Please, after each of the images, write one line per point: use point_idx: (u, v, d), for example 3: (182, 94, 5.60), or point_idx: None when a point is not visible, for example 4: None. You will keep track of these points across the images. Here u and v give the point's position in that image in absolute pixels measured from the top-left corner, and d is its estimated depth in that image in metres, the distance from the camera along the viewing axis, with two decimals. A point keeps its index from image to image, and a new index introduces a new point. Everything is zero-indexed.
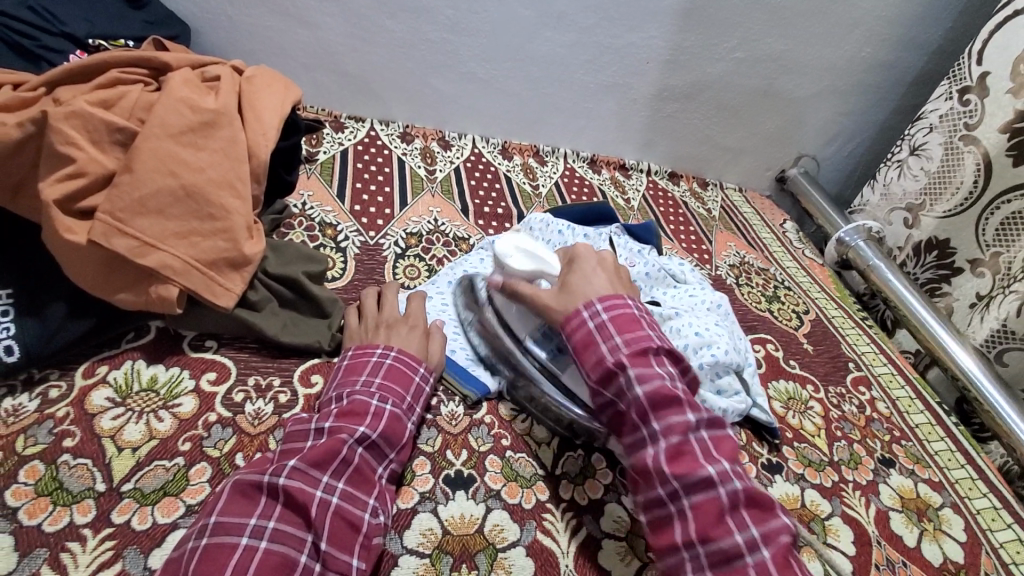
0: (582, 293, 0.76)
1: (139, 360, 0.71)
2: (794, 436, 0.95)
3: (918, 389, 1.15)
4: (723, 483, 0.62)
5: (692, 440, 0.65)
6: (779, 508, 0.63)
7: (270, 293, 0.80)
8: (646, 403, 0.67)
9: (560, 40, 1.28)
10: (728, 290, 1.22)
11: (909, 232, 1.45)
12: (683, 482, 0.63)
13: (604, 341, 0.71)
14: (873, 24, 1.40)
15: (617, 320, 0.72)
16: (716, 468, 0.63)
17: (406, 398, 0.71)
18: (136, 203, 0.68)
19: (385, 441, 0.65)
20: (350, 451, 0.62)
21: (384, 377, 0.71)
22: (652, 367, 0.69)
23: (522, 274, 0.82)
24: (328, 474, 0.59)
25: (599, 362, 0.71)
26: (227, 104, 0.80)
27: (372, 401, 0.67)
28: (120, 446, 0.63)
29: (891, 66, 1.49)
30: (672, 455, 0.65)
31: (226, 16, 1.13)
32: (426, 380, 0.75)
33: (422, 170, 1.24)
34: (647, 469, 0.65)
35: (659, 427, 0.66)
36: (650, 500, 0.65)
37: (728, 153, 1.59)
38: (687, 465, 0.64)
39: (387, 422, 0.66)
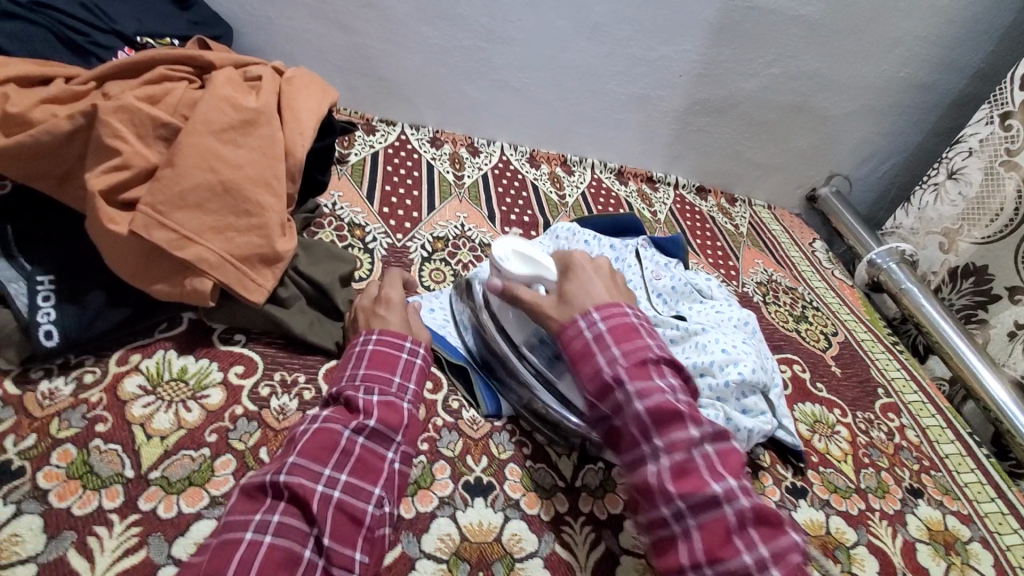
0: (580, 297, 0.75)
1: (170, 350, 0.72)
2: (820, 460, 0.93)
3: (949, 418, 1.11)
4: (729, 501, 0.61)
5: (697, 457, 0.64)
6: (789, 525, 0.62)
7: (298, 291, 0.81)
8: (647, 419, 0.65)
9: (593, 51, 1.28)
10: (755, 308, 1.20)
11: (945, 257, 1.41)
12: (687, 502, 0.61)
13: (602, 353, 0.70)
14: (913, 44, 1.37)
15: (611, 331, 0.71)
16: (722, 484, 0.62)
17: (394, 380, 0.68)
18: (176, 197, 0.69)
19: (383, 425, 0.63)
20: (348, 443, 0.61)
21: (369, 364, 0.68)
22: (651, 379, 0.68)
23: (521, 279, 0.80)
24: (329, 467, 0.58)
25: (597, 374, 0.70)
26: (267, 104, 0.81)
27: (359, 392, 0.65)
28: (149, 435, 0.64)
29: (930, 88, 1.46)
30: (676, 472, 0.63)
31: (267, 19, 1.16)
32: (415, 355, 0.72)
33: (450, 176, 1.25)
34: (649, 487, 0.64)
35: (660, 443, 0.65)
36: (653, 520, 0.64)
37: (757, 169, 1.57)
38: (692, 483, 0.62)
39: (379, 407, 0.64)
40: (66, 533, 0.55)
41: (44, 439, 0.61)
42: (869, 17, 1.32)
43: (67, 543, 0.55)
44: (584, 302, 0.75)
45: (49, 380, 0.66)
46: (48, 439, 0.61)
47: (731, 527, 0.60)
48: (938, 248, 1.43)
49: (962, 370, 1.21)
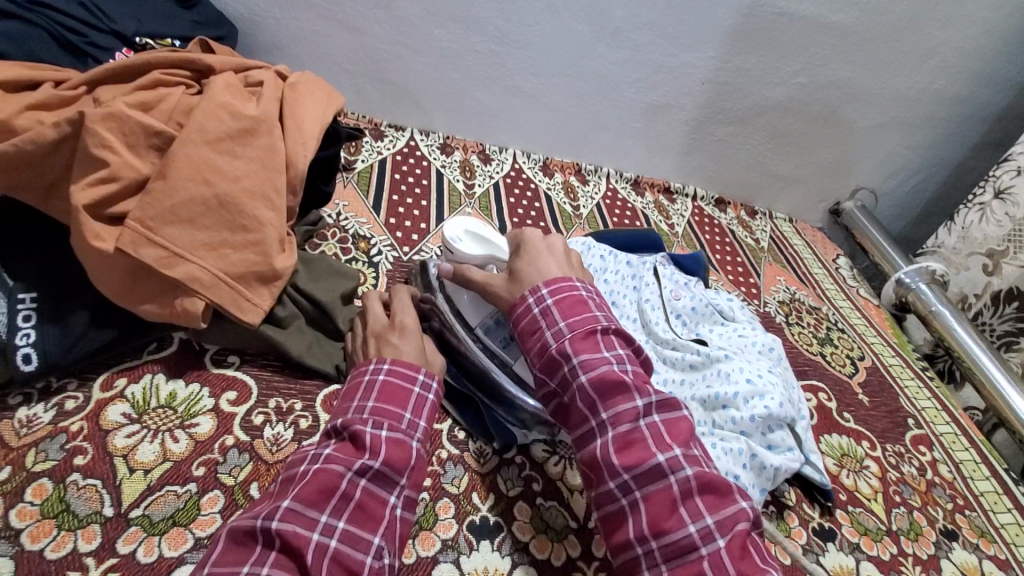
0: (531, 279, 0.70)
1: (159, 374, 0.68)
2: (849, 499, 0.87)
3: (984, 452, 1.05)
4: (673, 471, 0.56)
5: (642, 427, 0.59)
6: (737, 492, 0.57)
7: (297, 309, 0.77)
8: (590, 391, 0.61)
9: (612, 57, 1.23)
10: (778, 329, 1.14)
11: (989, 278, 1.32)
12: (633, 474, 0.57)
13: (549, 328, 0.65)
14: (949, 54, 1.31)
15: (564, 304, 0.66)
16: (666, 455, 0.57)
17: (405, 416, 0.62)
18: (167, 211, 0.65)
19: (388, 467, 0.57)
20: (349, 485, 0.55)
21: (378, 397, 0.63)
22: (597, 351, 0.63)
23: (472, 258, 0.77)
24: (327, 513, 0.53)
25: (542, 347, 0.65)
26: (269, 112, 0.77)
27: (367, 426, 0.59)
28: (132, 468, 0.60)
29: (965, 100, 1.40)
30: (621, 445, 0.59)
31: (274, 19, 1.12)
32: (429, 389, 0.67)
33: (460, 185, 1.20)
34: (596, 462, 0.59)
35: (608, 414, 0.60)
36: (601, 495, 0.59)
37: (780, 181, 1.51)
38: (637, 454, 0.58)
39: (386, 446, 0.58)
40: None
41: (19, 472, 0.57)
42: (904, 25, 1.25)
43: None
44: (533, 281, 0.70)
45: (29, 405, 0.62)
46: (22, 472, 0.57)
47: (676, 496, 0.55)
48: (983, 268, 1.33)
49: (996, 400, 1.14)
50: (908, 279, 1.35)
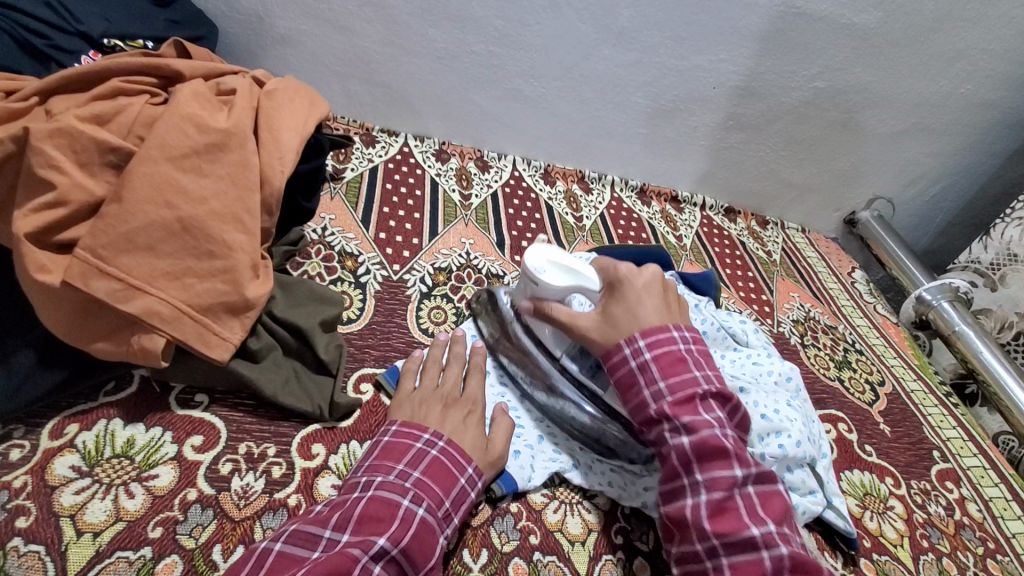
0: (629, 320, 0.69)
1: (114, 420, 0.61)
2: (873, 545, 0.80)
3: (1015, 488, 0.98)
4: (768, 548, 0.55)
5: (737, 496, 0.59)
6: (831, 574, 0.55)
7: (273, 340, 0.70)
8: (690, 455, 0.60)
9: (619, 59, 1.15)
10: (793, 352, 1.07)
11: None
12: (723, 542, 0.57)
13: (647, 380, 0.65)
14: (978, 57, 1.23)
15: (667, 357, 0.65)
16: (762, 530, 0.56)
17: (443, 505, 0.59)
18: (122, 238, 0.58)
19: (407, 557, 0.53)
20: (362, 572, 0.50)
21: (423, 472, 0.61)
22: (699, 414, 0.62)
23: (556, 293, 0.74)
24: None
25: (640, 403, 0.65)
26: (241, 122, 0.70)
27: (402, 500, 0.57)
28: (80, 530, 0.53)
29: (992, 105, 1.32)
30: (714, 510, 0.58)
31: (258, 18, 1.04)
32: (472, 485, 0.63)
33: (455, 195, 1.13)
34: (685, 522, 0.59)
35: (701, 474, 0.60)
36: (684, 554, 0.59)
37: (793, 190, 1.43)
38: (730, 524, 0.57)
39: (415, 532, 0.55)
40: None
41: None
42: (931, 26, 1.17)
43: None
44: (631, 329, 0.68)
45: None
46: None
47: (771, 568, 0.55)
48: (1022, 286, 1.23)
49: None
50: (929, 296, 1.28)
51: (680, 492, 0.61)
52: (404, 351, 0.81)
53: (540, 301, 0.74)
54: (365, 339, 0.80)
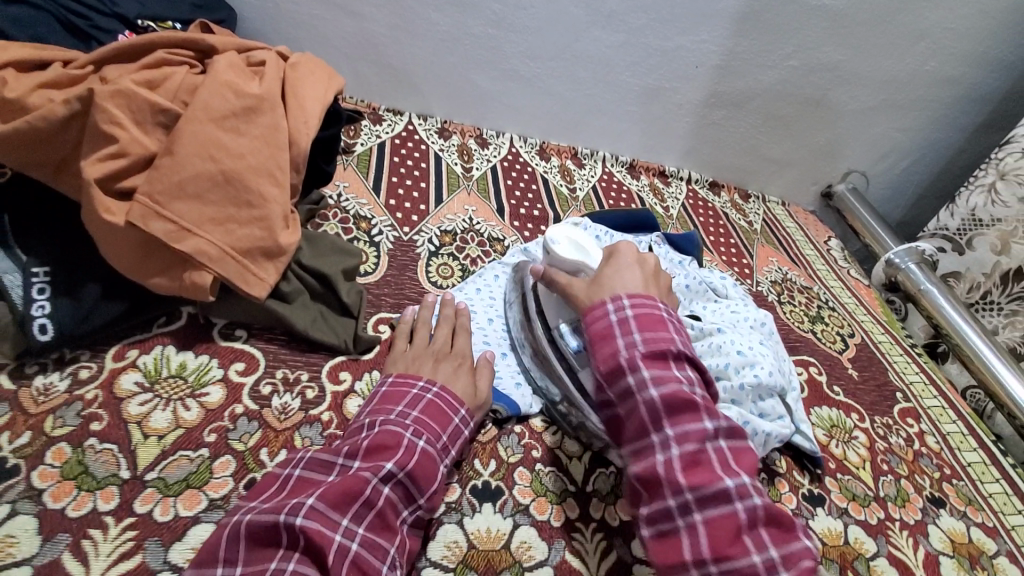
0: (613, 285, 0.74)
1: (168, 346, 0.70)
2: (838, 467, 0.90)
3: (972, 425, 1.08)
4: (741, 498, 0.58)
5: (710, 449, 0.61)
6: (800, 529, 0.60)
7: (301, 285, 0.79)
8: (659, 407, 0.63)
9: (607, 40, 1.24)
10: (770, 308, 1.17)
11: (998, 257, 1.31)
12: (696, 495, 0.58)
13: (623, 335, 0.68)
14: (939, 36, 1.33)
15: (642, 317, 0.69)
16: (733, 481, 0.59)
17: (442, 438, 0.65)
18: (175, 186, 0.66)
19: (412, 480, 0.60)
20: (373, 492, 0.57)
21: (422, 411, 0.66)
22: (670, 371, 0.65)
23: (565, 263, 0.81)
24: (348, 517, 0.55)
25: (611, 358, 0.67)
26: (271, 90, 0.78)
27: (405, 434, 0.62)
28: (146, 433, 0.62)
29: (956, 82, 1.42)
30: (687, 464, 0.60)
31: (272, 3, 1.13)
32: (465, 423, 0.69)
33: (458, 168, 1.21)
34: (657, 478, 0.60)
35: (674, 428, 0.62)
36: (656, 513, 0.60)
37: (773, 165, 1.53)
38: (702, 476, 0.59)
39: (419, 461, 0.61)
40: (61, 536, 0.53)
41: (39, 437, 0.59)
42: (895, 8, 1.27)
43: (61, 546, 0.53)
44: (614, 289, 0.73)
45: (44, 374, 0.64)
46: (42, 437, 0.59)
47: (741, 522, 0.57)
48: (989, 248, 1.32)
49: (985, 377, 1.17)
50: (899, 259, 1.38)
51: (648, 448, 0.63)
52: (416, 299, 0.89)
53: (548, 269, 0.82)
54: (380, 288, 0.89)
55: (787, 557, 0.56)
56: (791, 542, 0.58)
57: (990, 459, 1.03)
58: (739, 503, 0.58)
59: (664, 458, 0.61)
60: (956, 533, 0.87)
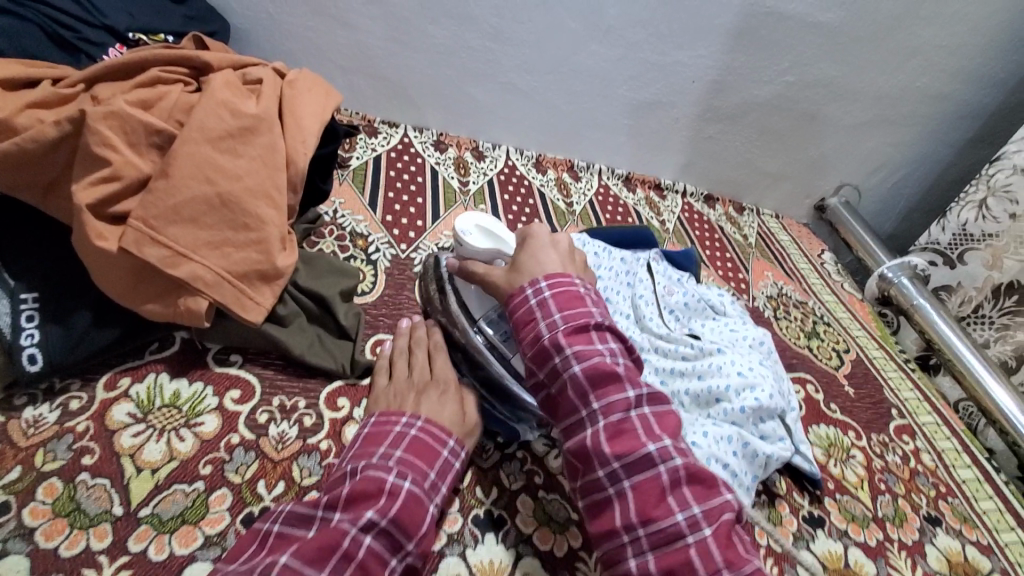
0: (531, 271, 0.74)
1: (162, 373, 0.68)
2: (836, 487, 0.90)
3: (966, 441, 1.09)
4: (663, 461, 0.59)
5: (633, 418, 0.62)
6: (723, 487, 0.61)
7: (298, 307, 0.77)
8: (585, 383, 0.63)
9: (605, 55, 1.24)
10: (767, 324, 1.17)
11: (990, 272, 1.31)
12: (623, 464, 0.60)
13: (544, 317, 0.69)
14: (931, 53, 1.34)
15: (565, 296, 0.70)
16: (658, 448, 0.60)
17: (429, 476, 0.62)
18: (170, 210, 0.65)
19: (397, 527, 0.56)
20: (351, 544, 0.53)
21: (407, 449, 0.63)
22: (593, 345, 0.66)
23: (477, 252, 0.81)
24: (325, 574, 0.50)
25: (538, 340, 0.68)
26: (268, 109, 0.77)
27: (388, 477, 0.58)
28: (139, 467, 0.60)
29: (947, 97, 1.44)
30: (612, 434, 0.61)
31: (266, 15, 1.11)
32: (455, 456, 0.66)
33: (454, 182, 1.20)
34: (586, 451, 0.62)
35: (600, 400, 0.63)
36: (588, 484, 0.62)
37: (767, 178, 1.54)
38: (628, 445, 0.60)
39: (402, 506, 0.57)
40: None
41: (28, 473, 0.57)
42: (888, 26, 1.28)
43: None
44: (534, 273, 0.74)
45: (33, 405, 0.62)
46: (32, 472, 0.57)
47: (665, 483, 0.59)
48: (982, 262, 1.33)
49: (978, 393, 1.18)
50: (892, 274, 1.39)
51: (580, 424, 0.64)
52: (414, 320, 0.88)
53: (463, 261, 0.82)
54: (378, 309, 0.87)
55: (709, 512, 0.58)
56: (713, 497, 0.59)
57: (983, 474, 1.04)
58: (661, 463, 0.59)
59: (594, 435, 0.62)
60: (953, 553, 0.87)
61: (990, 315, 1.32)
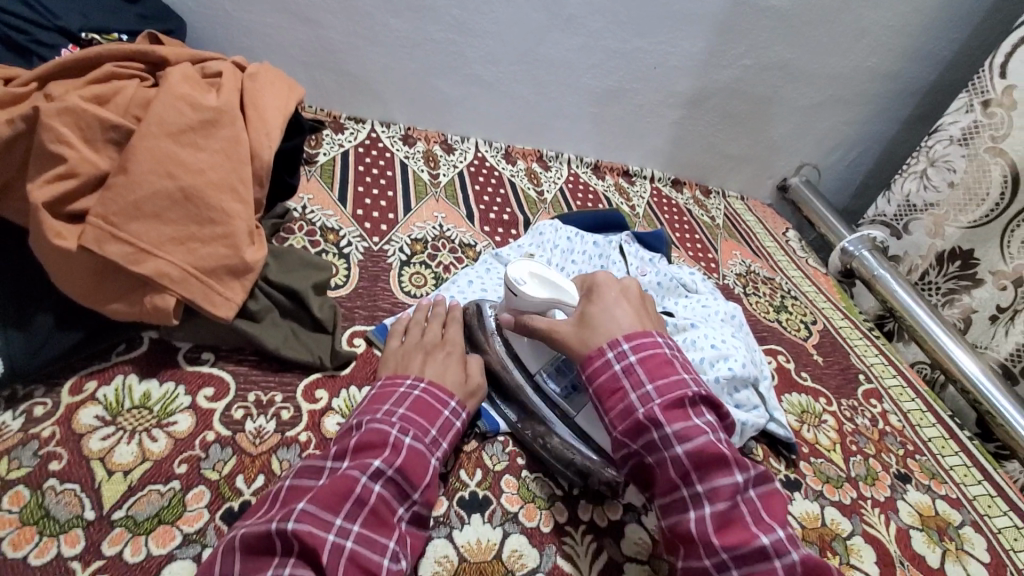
0: (606, 326, 0.68)
1: (130, 375, 0.66)
2: (810, 451, 0.93)
3: (930, 402, 1.13)
4: (779, 554, 0.54)
5: (740, 503, 0.57)
6: (835, 571, 0.56)
7: (270, 302, 0.76)
8: (688, 464, 0.58)
9: (568, 43, 1.25)
10: (737, 300, 1.20)
11: (932, 241, 1.20)
12: (733, 556, 0.55)
13: (634, 385, 0.63)
14: (881, 32, 1.39)
15: (651, 360, 0.64)
16: (770, 537, 0.55)
17: (431, 432, 0.64)
18: (131, 206, 0.63)
19: (404, 477, 0.59)
20: (364, 490, 0.55)
21: (409, 407, 0.65)
22: (691, 420, 0.61)
23: (534, 304, 0.73)
24: (341, 516, 0.53)
25: (628, 411, 0.62)
26: (228, 102, 0.75)
27: (392, 432, 0.61)
28: (110, 469, 0.59)
29: (899, 76, 1.48)
30: (720, 523, 0.56)
31: (224, 12, 1.09)
32: (456, 416, 0.68)
33: (424, 174, 1.19)
34: (690, 536, 0.57)
35: (699, 475, 0.58)
36: (692, 572, 0.57)
37: (731, 161, 1.56)
38: (736, 534, 0.56)
39: (407, 457, 0.60)
40: None
41: None
42: (838, 8, 1.32)
43: None
44: (608, 330, 0.67)
45: None
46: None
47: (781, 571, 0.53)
48: (923, 231, 1.21)
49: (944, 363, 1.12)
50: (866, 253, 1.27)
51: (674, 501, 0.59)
52: (390, 311, 0.88)
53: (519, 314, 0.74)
54: (353, 301, 0.87)
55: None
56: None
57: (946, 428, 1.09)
58: (777, 550, 0.54)
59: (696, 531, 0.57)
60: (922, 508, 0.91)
61: (934, 282, 1.20)
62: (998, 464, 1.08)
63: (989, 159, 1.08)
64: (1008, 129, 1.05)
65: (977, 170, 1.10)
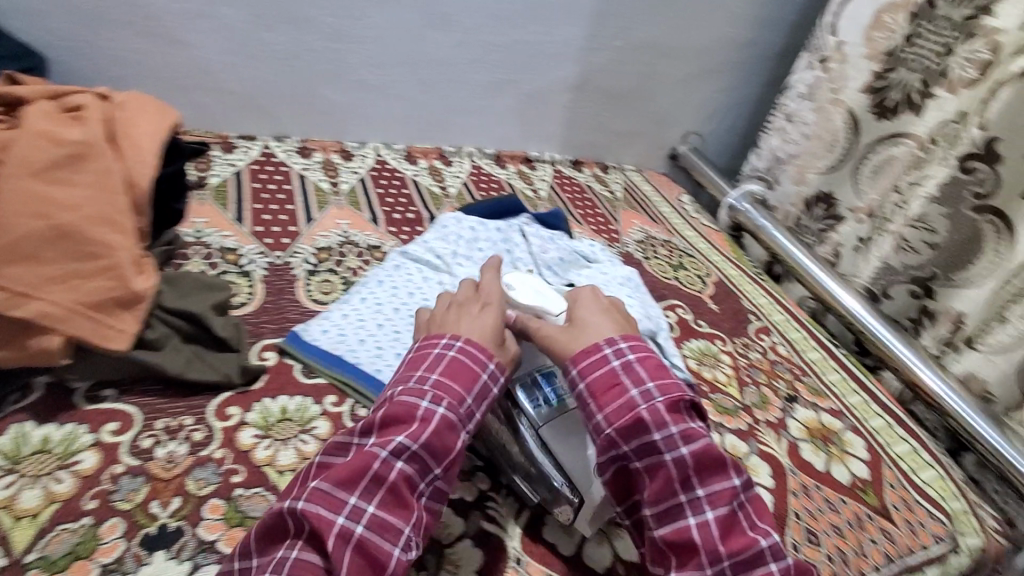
0: (584, 328, 0.72)
1: (27, 422, 0.66)
2: (710, 389, 1.02)
3: (811, 329, 1.28)
4: (774, 559, 0.62)
5: (737, 509, 0.63)
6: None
7: (170, 329, 0.75)
8: (693, 463, 0.63)
9: (449, 41, 1.26)
10: (638, 264, 1.28)
11: (798, 189, 1.34)
12: (734, 561, 0.61)
13: (634, 381, 0.66)
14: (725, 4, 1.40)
15: (640, 360, 0.68)
16: (768, 542, 0.62)
17: (467, 400, 0.64)
18: (5, 246, 0.63)
19: (426, 452, 0.60)
20: (382, 467, 0.58)
21: (443, 371, 0.65)
22: (691, 423, 0.65)
23: (527, 308, 0.77)
24: (357, 497, 0.57)
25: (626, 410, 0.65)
26: (92, 134, 0.74)
27: (423, 402, 0.62)
28: (17, 516, 0.59)
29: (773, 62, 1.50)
30: (724, 529, 0.62)
31: (86, 43, 1.07)
32: (494, 379, 0.68)
33: (325, 184, 1.18)
34: (692, 543, 0.61)
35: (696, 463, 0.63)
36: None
37: (624, 136, 1.54)
38: (739, 541, 0.62)
39: (433, 432, 0.61)
40: None
41: None
42: None
43: None
44: (596, 332, 0.71)
45: None
46: None
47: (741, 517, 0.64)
48: (790, 182, 1.35)
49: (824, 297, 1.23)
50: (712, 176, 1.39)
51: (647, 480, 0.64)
52: (298, 320, 0.89)
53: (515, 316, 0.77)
54: (259, 316, 0.88)
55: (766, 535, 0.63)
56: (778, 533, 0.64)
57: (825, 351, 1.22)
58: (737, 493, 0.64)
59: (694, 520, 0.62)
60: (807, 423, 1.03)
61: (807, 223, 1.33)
62: (870, 373, 1.24)
63: (833, 110, 1.20)
64: (843, 83, 1.18)
65: (827, 120, 1.21)
